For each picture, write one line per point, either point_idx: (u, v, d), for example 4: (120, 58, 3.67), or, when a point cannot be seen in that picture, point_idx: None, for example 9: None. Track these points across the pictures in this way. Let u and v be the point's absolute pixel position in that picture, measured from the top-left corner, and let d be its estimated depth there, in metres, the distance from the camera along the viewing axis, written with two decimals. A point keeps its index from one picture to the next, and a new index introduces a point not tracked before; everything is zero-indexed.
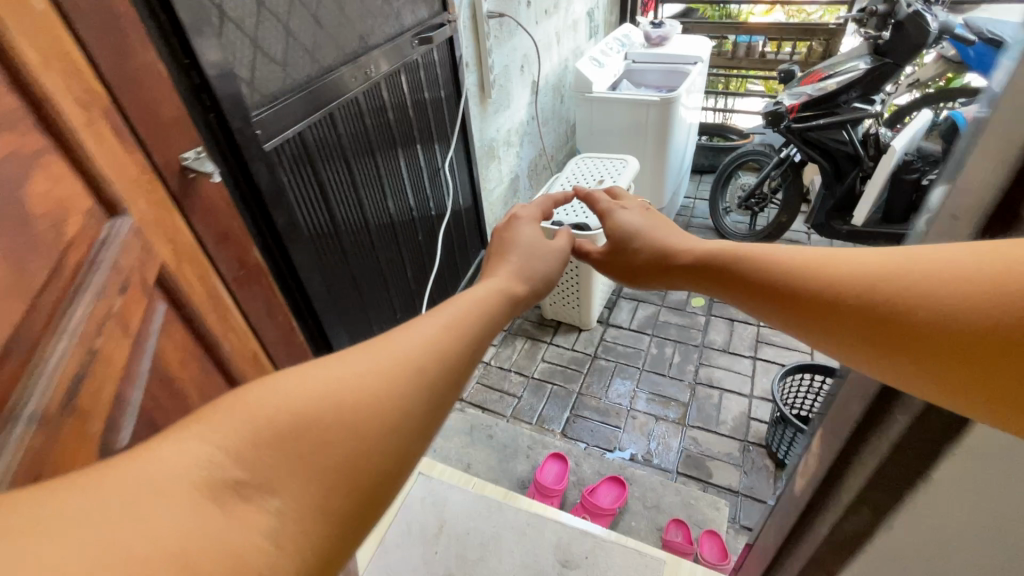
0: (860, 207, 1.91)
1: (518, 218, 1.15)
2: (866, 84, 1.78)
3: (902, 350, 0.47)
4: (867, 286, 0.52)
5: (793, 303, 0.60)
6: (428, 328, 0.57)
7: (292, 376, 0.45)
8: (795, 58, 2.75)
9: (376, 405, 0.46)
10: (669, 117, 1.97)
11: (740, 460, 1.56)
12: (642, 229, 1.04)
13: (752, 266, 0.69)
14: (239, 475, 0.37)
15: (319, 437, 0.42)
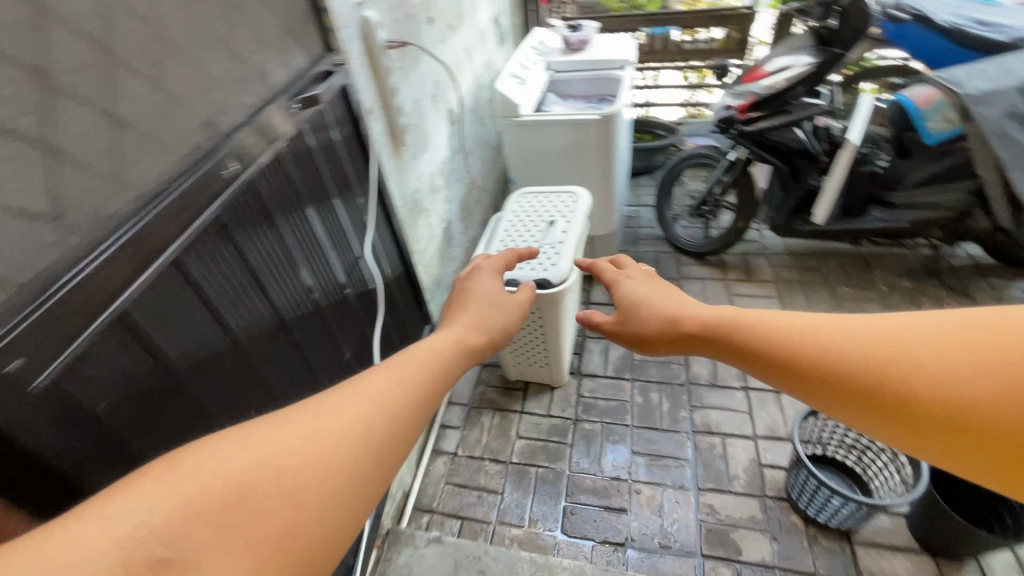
0: (819, 206, 1.79)
1: (478, 272, 0.95)
2: (813, 78, 1.68)
3: (888, 411, 0.49)
4: (858, 354, 0.52)
5: (773, 357, 0.59)
6: (386, 387, 0.55)
7: (239, 438, 0.43)
8: (712, 46, 2.63)
9: (321, 473, 0.44)
10: (611, 134, 1.74)
11: (766, 523, 1.37)
12: (649, 297, 0.82)
13: (752, 330, 0.63)
14: (165, 552, 0.35)
15: (258, 505, 0.40)
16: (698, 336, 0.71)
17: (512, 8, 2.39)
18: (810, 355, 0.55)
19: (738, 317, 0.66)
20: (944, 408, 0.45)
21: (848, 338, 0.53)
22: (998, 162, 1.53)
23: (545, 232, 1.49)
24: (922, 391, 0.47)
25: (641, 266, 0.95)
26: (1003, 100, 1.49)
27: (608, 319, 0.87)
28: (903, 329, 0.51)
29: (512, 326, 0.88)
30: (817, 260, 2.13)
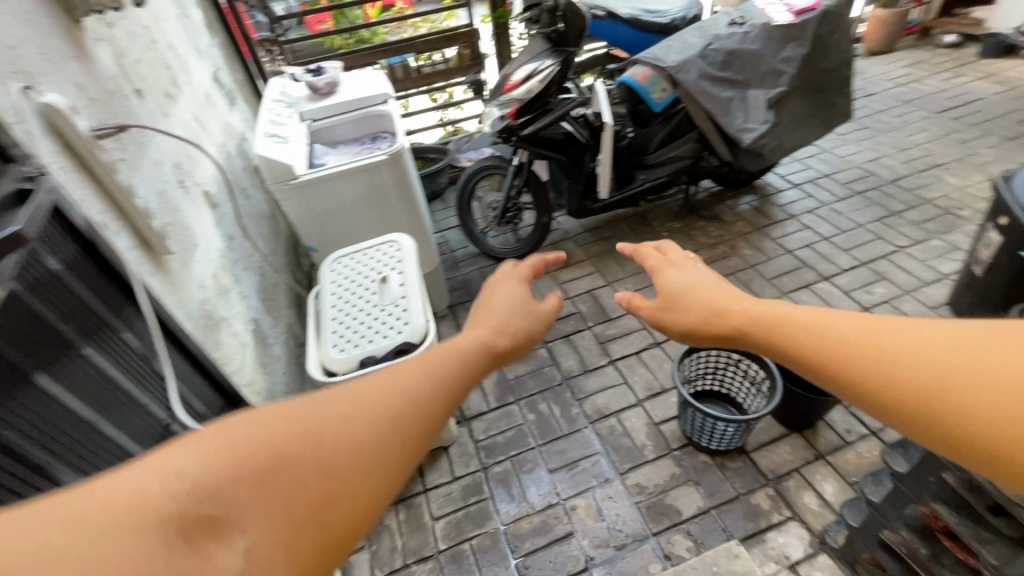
0: (602, 183, 2.00)
1: (507, 278, 0.79)
2: (559, 78, 1.83)
3: (931, 422, 0.42)
4: (930, 365, 0.43)
5: (821, 356, 0.50)
6: (423, 373, 0.51)
7: (282, 408, 0.43)
8: (450, 64, 2.75)
9: (357, 451, 0.42)
10: (405, 172, 1.63)
11: (684, 473, 1.47)
12: (700, 286, 0.71)
13: (788, 320, 0.56)
14: (210, 511, 0.35)
15: (291, 477, 0.38)
16: (736, 333, 0.62)
17: (229, 62, 2.08)
18: (853, 350, 0.48)
19: (785, 314, 0.57)
20: (1002, 438, 0.38)
21: (913, 343, 0.45)
22: (708, 114, 1.90)
23: (382, 292, 1.31)
24: (995, 415, 0.38)
25: (687, 253, 0.85)
26: (693, 66, 1.84)
27: (648, 303, 0.76)
28: (968, 335, 0.43)
29: (540, 334, 0.73)
30: (611, 229, 2.39)
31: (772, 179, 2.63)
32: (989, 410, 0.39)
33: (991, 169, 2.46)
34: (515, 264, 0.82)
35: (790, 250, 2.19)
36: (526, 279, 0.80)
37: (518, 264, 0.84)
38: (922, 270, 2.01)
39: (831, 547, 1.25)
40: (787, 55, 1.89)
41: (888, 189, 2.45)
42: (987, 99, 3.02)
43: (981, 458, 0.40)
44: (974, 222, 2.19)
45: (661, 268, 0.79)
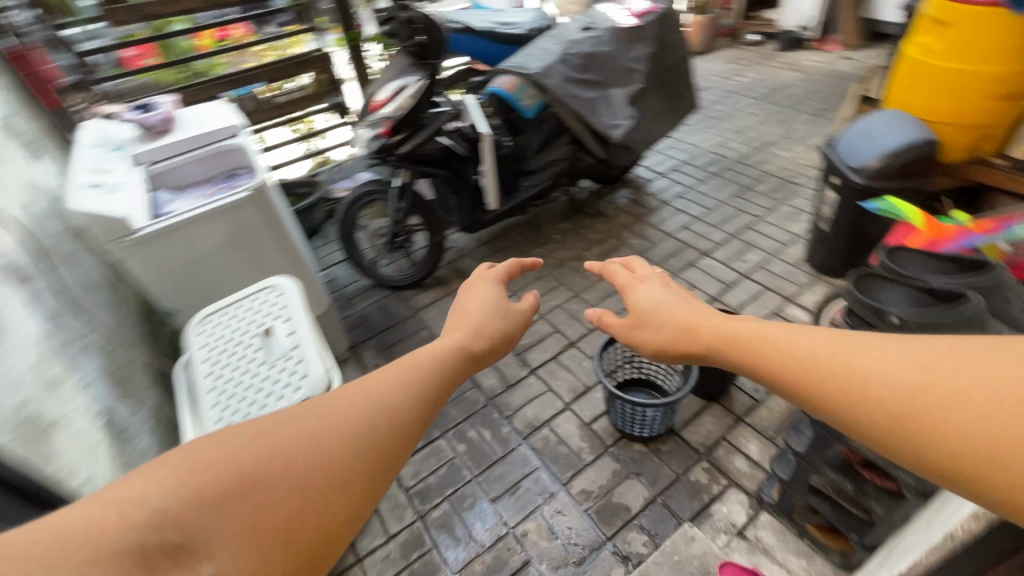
0: (488, 194, 1.98)
1: (479, 280, 0.79)
2: (427, 92, 1.75)
3: (905, 444, 0.42)
4: (897, 384, 0.43)
5: (790, 372, 0.51)
6: (398, 386, 0.50)
7: (252, 428, 0.42)
8: (304, 91, 2.58)
9: (328, 463, 0.42)
10: (271, 209, 1.46)
11: (625, 467, 1.46)
12: (668, 303, 0.70)
13: (761, 336, 0.56)
14: (176, 537, 0.35)
15: (260, 498, 0.38)
16: (709, 352, 0.62)
17: (23, 107, 1.71)
18: (823, 368, 0.48)
19: (753, 333, 0.57)
20: (971, 460, 0.38)
21: (884, 357, 0.45)
22: (578, 117, 1.96)
23: (268, 348, 1.12)
24: (962, 434, 0.38)
25: (652, 270, 0.82)
26: (557, 71, 1.89)
27: (616, 321, 0.76)
28: (940, 352, 0.43)
29: (517, 334, 0.75)
30: (505, 239, 2.37)
31: (641, 171, 2.81)
32: (959, 428, 0.39)
33: (810, 141, 2.87)
34: (492, 266, 0.83)
35: (671, 234, 2.34)
36: (500, 283, 0.79)
37: (493, 266, 0.85)
38: (780, 233, 2.25)
39: (768, 504, 1.31)
40: (637, 54, 2.02)
41: (737, 168, 2.74)
42: (792, 83, 3.54)
43: (963, 477, 0.39)
44: (809, 186, 2.52)
45: (628, 283, 0.78)
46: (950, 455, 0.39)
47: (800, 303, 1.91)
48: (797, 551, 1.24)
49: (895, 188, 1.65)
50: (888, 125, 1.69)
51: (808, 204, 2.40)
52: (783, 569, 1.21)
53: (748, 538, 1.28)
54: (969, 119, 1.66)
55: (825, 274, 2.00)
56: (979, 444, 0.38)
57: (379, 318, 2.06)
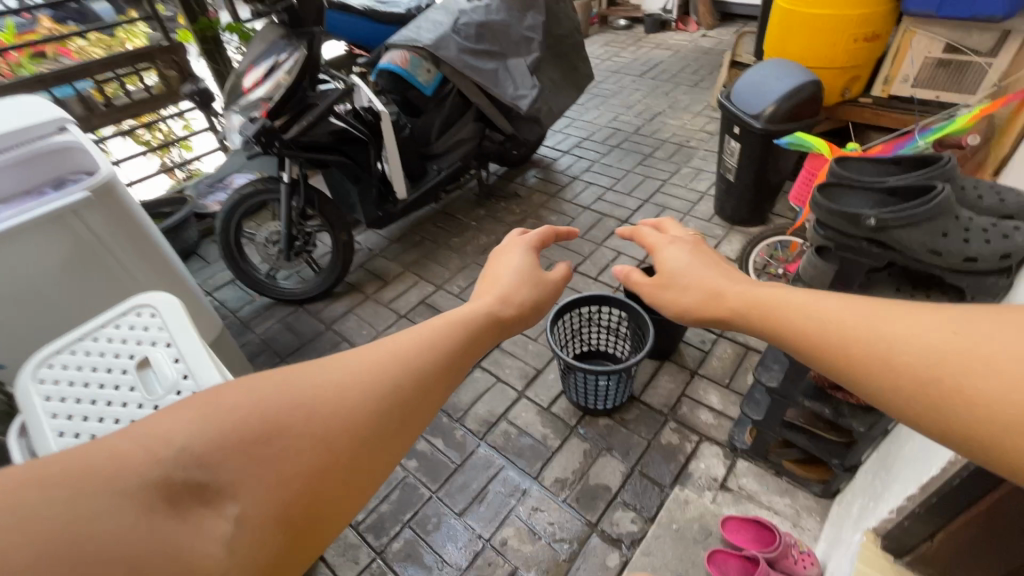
0: (395, 181, 1.80)
1: (513, 245, 0.80)
2: (312, 68, 1.50)
3: (933, 416, 0.38)
4: (925, 350, 0.39)
5: (813, 345, 0.47)
6: (421, 352, 0.51)
7: (282, 377, 0.43)
8: (153, 91, 2.18)
9: (351, 420, 0.43)
10: (125, 209, 1.15)
11: (595, 445, 1.35)
12: (698, 266, 0.65)
13: (785, 300, 0.52)
14: (201, 475, 0.36)
15: (286, 445, 0.39)
16: (733, 317, 0.57)
17: None
18: (850, 337, 0.44)
19: (775, 300, 0.52)
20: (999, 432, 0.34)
21: (916, 325, 0.40)
22: (479, 88, 1.85)
23: (141, 383, 0.82)
24: (993, 400, 0.34)
25: (687, 234, 0.77)
26: (451, 41, 1.75)
27: (641, 279, 0.71)
28: (994, 318, 0.37)
29: (551, 300, 0.74)
30: (419, 233, 2.24)
31: (545, 152, 2.77)
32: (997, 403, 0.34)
33: (693, 108, 3.02)
34: (524, 233, 0.85)
35: (587, 207, 2.31)
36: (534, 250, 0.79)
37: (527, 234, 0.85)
38: (688, 193, 2.31)
39: (743, 450, 1.28)
40: (531, 23, 1.94)
41: (635, 139, 2.80)
42: (665, 60, 3.74)
43: (992, 456, 0.35)
44: (703, 148, 2.64)
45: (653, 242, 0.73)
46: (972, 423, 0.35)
47: (721, 254, 1.95)
48: (779, 490, 1.22)
49: (792, 129, 1.71)
50: (777, 72, 1.74)
51: (706, 164, 2.50)
52: (770, 511, 1.18)
53: (731, 489, 1.23)
54: (840, 61, 1.79)
55: (737, 224, 2.08)
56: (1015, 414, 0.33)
57: (287, 339, 1.78)
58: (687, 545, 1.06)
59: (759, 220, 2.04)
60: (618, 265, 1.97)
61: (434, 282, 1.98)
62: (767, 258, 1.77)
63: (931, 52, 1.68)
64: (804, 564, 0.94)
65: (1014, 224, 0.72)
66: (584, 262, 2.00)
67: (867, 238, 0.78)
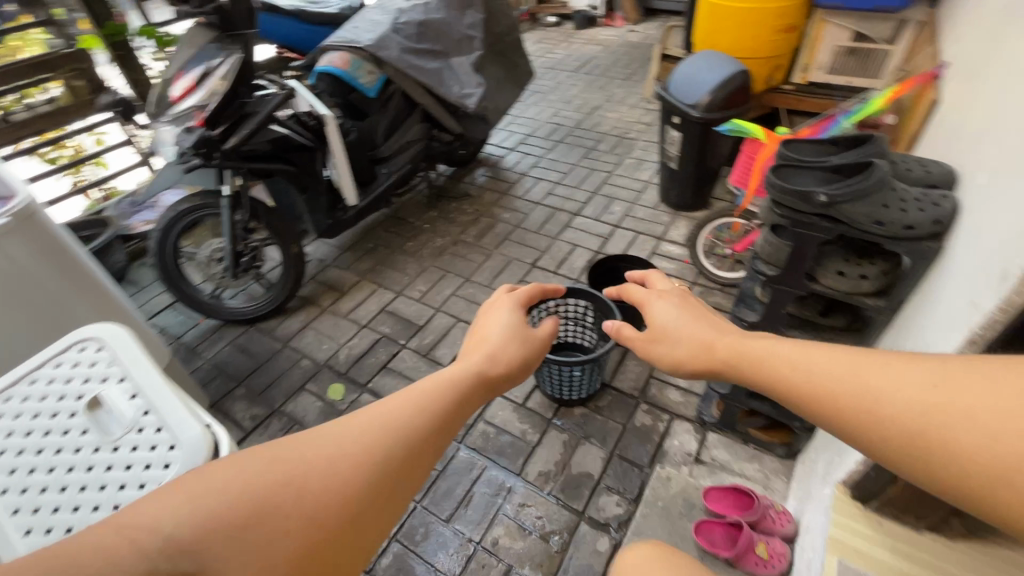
0: (344, 187, 1.75)
1: (500, 304, 0.87)
2: (247, 74, 1.44)
3: (922, 462, 0.43)
4: (911, 404, 0.44)
5: (806, 398, 0.52)
6: (403, 424, 0.57)
7: (279, 453, 0.50)
8: (56, 105, 1.98)
9: (336, 497, 0.48)
10: (48, 235, 1.04)
11: (573, 435, 1.38)
12: (686, 317, 0.71)
13: (777, 354, 0.57)
14: (188, 565, 0.41)
15: (275, 525, 0.45)
16: (723, 368, 0.63)
17: None
18: (841, 392, 0.49)
19: (763, 350, 0.59)
20: (979, 479, 0.39)
21: (896, 380, 0.46)
22: (424, 88, 1.84)
23: (93, 424, 0.71)
24: (972, 453, 0.39)
25: (673, 287, 0.82)
26: (392, 42, 1.71)
27: (638, 333, 0.76)
28: (968, 372, 0.42)
29: (533, 358, 0.81)
30: (371, 240, 2.19)
31: (490, 150, 2.78)
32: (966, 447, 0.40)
33: (629, 101, 3.13)
34: (511, 292, 0.91)
35: (538, 202, 2.34)
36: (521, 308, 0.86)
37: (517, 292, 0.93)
38: (633, 182, 2.40)
39: (711, 423, 1.35)
40: (471, 21, 1.93)
41: (577, 133, 2.86)
42: (597, 55, 3.84)
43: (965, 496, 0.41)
44: (642, 138, 2.74)
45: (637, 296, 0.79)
46: (961, 471, 0.40)
47: (671, 239, 2.04)
48: (748, 457, 1.29)
49: (726, 116, 1.81)
50: (708, 62, 1.84)
51: (646, 153, 2.60)
52: (743, 477, 1.25)
53: (705, 461, 1.30)
54: (764, 51, 1.90)
55: (682, 210, 2.18)
56: (986, 464, 0.38)
57: (242, 361, 1.68)
58: (673, 520, 1.10)
59: (702, 204, 2.15)
60: (576, 257, 2.01)
61: (393, 289, 1.94)
62: (714, 240, 1.86)
63: (840, 41, 1.84)
64: (782, 522, 1.00)
65: (941, 193, 0.79)
66: (542, 257, 2.03)
67: (816, 213, 0.85)
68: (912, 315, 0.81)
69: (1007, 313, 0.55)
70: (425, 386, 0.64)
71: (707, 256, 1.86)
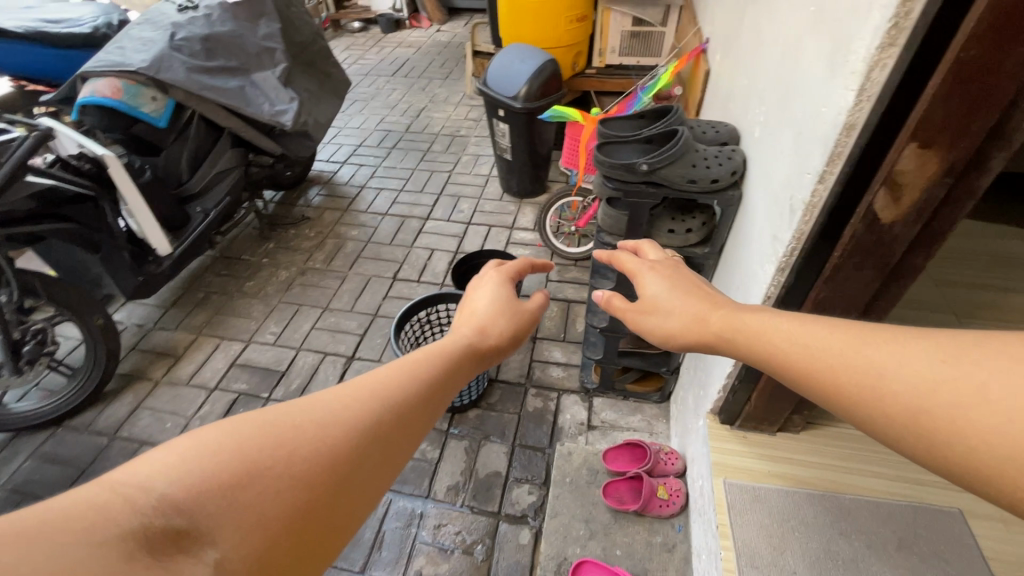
0: (151, 237, 1.50)
1: (489, 275, 0.80)
2: None
3: (925, 446, 0.40)
4: (914, 380, 0.41)
5: (802, 373, 0.49)
6: (399, 383, 0.52)
7: (270, 413, 0.43)
8: None
9: (333, 456, 0.43)
10: None
11: (474, 439, 1.37)
12: (676, 289, 0.66)
13: (765, 323, 0.54)
14: (180, 523, 0.35)
15: (268, 483, 0.39)
16: (716, 342, 0.59)
17: None
18: (841, 364, 0.46)
19: (761, 323, 0.54)
20: (990, 462, 0.35)
21: (906, 353, 0.42)
22: (228, 109, 1.63)
23: None
24: (978, 430, 0.36)
25: (663, 256, 0.77)
26: (173, 61, 1.48)
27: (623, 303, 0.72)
28: (977, 348, 0.39)
29: (526, 331, 0.76)
30: (201, 288, 1.91)
31: (320, 167, 2.59)
32: (977, 425, 0.36)
33: (453, 99, 3.16)
34: (501, 265, 0.84)
35: (384, 213, 2.25)
36: (510, 280, 0.80)
37: (505, 265, 0.85)
38: (474, 178, 2.43)
39: (594, 389, 1.44)
40: (266, 32, 1.76)
41: (409, 137, 2.81)
42: (411, 58, 3.79)
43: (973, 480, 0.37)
44: (473, 134, 2.79)
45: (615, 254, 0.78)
46: (973, 459, 0.37)
47: (522, 226, 2.11)
48: (631, 410, 1.41)
49: (546, 104, 1.91)
50: (519, 55, 1.92)
51: (481, 148, 2.66)
52: (632, 430, 1.36)
53: (597, 425, 1.38)
54: (566, 40, 2.04)
55: (525, 197, 2.27)
56: (1005, 445, 0.35)
57: (56, 472, 1.35)
58: (583, 490, 1.15)
59: (542, 188, 2.26)
60: (436, 261, 1.98)
61: (240, 338, 1.71)
62: (559, 220, 1.97)
63: (624, 26, 2.06)
64: (672, 461, 1.10)
65: (732, 148, 0.92)
66: (402, 268, 1.96)
67: (643, 181, 0.94)
68: (731, 255, 0.95)
69: (801, 239, 0.66)
70: (419, 350, 0.59)
71: (556, 236, 1.97)
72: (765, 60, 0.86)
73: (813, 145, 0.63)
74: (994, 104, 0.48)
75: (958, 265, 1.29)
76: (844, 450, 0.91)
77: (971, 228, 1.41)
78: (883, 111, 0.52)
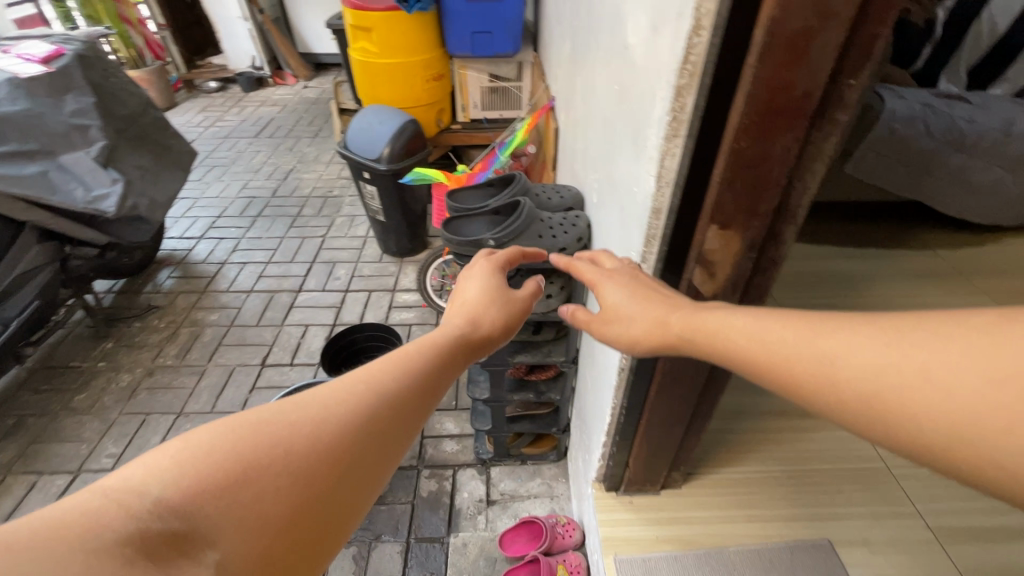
0: None
1: (477, 263, 0.74)
2: None
3: (878, 433, 0.34)
4: (871, 362, 0.34)
5: (756, 367, 0.42)
6: (392, 378, 0.50)
7: (266, 416, 0.43)
8: None
9: (325, 456, 0.43)
10: None
11: (362, 543, 1.22)
12: (638, 296, 0.54)
13: (713, 318, 0.47)
14: (176, 527, 0.35)
15: (263, 484, 0.39)
16: (678, 344, 0.50)
17: None
18: (795, 353, 0.39)
19: (716, 321, 0.46)
20: (948, 442, 0.30)
21: (864, 334, 0.36)
22: (25, 201, 1.41)
23: None
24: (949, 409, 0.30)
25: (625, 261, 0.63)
26: None
27: (586, 315, 0.60)
28: (933, 324, 0.33)
29: (517, 321, 0.70)
30: (13, 413, 1.58)
31: (171, 245, 2.31)
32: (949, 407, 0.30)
33: (323, 159, 3.02)
34: (489, 253, 0.77)
35: (250, 290, 2.05)
36: (499, 270, 0.73)
37: (493, 252, 0.78)
38: (350, 241, 2.31)
39: (490, 458, 1.36)
40: (74, 108, 1.53)
41: (275, 202, 2.62)
42: (276, 117, 3.59)
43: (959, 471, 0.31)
44: (347, 194, 2.67)
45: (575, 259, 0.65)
46: (925, 442, 0.32)
47: (404, 288, 2.02)
48: (530, 475, 1.35)
49: (410, 164, 1.87)
50: (377, 116, 1.87)
51: (356, 208, 2.54)
52: (532, 497, 1.30)
53: (497, 499, 1.30)
54: (425, 99, 2.03)
55: (405, 255, 2.19)
56: (950, 422, 0.30)
57: None
58: None
59: (421, 246, 2.20)
60: (311, 339, 1.81)
61: (67, 469, 1.42)
62: (441, 279, 1.92)
63: (481, 83, 2.10)
64: (570, 533, 1.08)
65: (576, 213, 0.92)
66: (271, 351, 1.77)
67: None
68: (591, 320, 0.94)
69: None
70: (409, 344, 0.56)
71: (441, 297, 1.88)
72: (592, 130, 0.88)
73: (634, 225, 0.63)
74: (774, 185, 0.49)
75: (798, 289, 1.42)
76: (722, 499, 0.91)
77: (804, 253, 1.57)
78: (682, 195, 0.52)
